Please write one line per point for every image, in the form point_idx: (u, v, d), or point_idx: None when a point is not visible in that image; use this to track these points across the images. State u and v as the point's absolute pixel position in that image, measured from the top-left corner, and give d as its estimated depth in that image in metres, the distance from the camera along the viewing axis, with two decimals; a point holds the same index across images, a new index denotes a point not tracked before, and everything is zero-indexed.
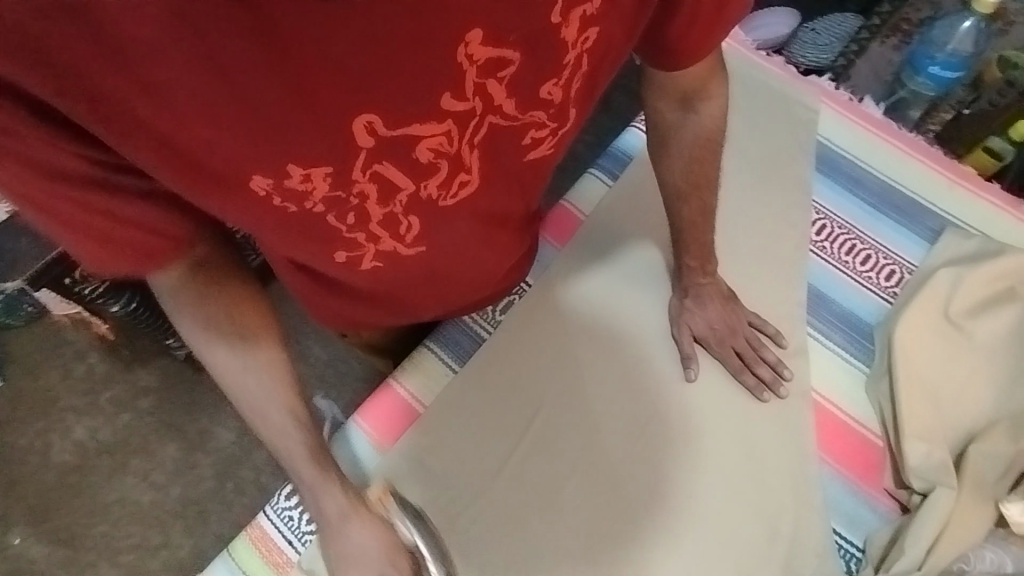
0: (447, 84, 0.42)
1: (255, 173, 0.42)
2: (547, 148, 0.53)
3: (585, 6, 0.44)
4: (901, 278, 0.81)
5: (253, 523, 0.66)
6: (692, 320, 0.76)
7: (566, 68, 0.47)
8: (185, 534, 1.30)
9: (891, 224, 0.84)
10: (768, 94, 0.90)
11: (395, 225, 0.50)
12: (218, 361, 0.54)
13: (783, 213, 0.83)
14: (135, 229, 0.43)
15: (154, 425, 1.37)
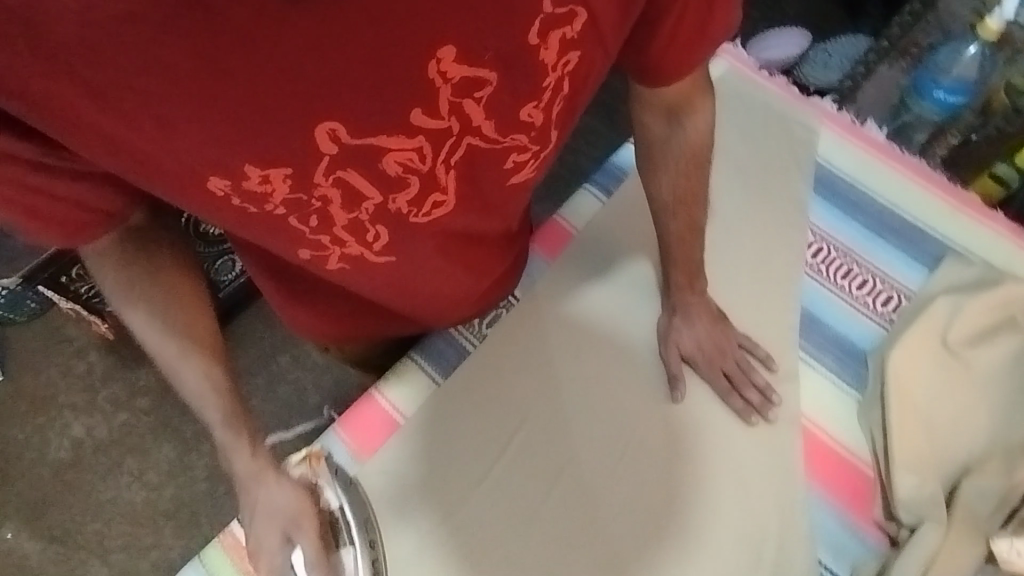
0: (420, 100, 0.45)
1: (212, 174, 0.46)
2: (529, 171, 0.55)
3: (565, 30, 0.47)
4: (898, 305, 0.79)
5: (225, 530, 0.67)
6: (680, 338, 0.75)
7: (545, 93, 0.49)
8: (177, 535, 1.30)
9: (889, 249, 0.82)
10: (766, 112, 0.90)
11: (361, 230, 0.53)
12: (143, 328, 0.59)
13: (780, 233, 0.82)
14: (65, 204, 0.48)
15: (150, 425, 1.37)
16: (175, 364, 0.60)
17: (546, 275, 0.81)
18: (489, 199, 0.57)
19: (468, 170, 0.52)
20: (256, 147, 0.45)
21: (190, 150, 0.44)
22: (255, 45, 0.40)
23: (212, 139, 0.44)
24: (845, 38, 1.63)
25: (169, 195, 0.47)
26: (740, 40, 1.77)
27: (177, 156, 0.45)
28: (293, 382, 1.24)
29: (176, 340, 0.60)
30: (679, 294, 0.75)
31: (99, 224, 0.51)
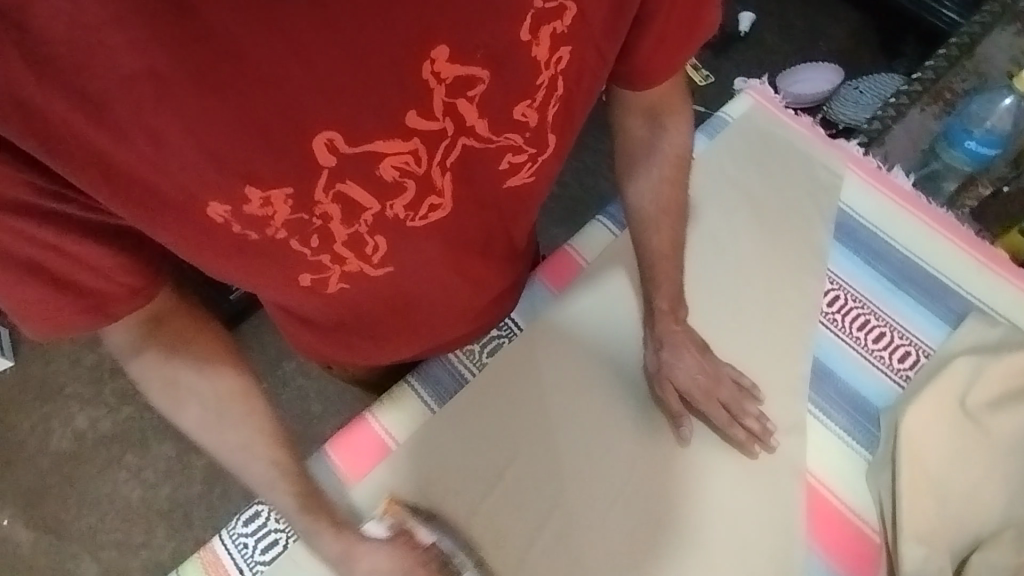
0: (414, 102, 0.44)
1: (211, 200, 0.44)
2: (526, 174, 0.56)
3: (554, 24, 0.47)
4: (916, 361, 0.76)
5: (206, 548, 0.70)
6: (673, 372, 0.74)
7: (538, 91, 0.50)
8: (169, 535, 1.30)
9: (909, 302, 0.79)
10: (784, 150, 0.88)
11: (361, 245, 0.52)
12: (191, 418, 0.59)
13: (795, 279, 0.80)
14: (91, 273, 0.47)
15: (152, 422, 1.38)
16: (234, 451, 0.60)
17: (551, 305, 0.80)
18: (488, 209, 0.57)
19: (464, 172, 0.51)
20: (253, 167, 0.43)
21: (180, 166, 0.42)
22: (241, 52, 0.38)
23: (201, 154, 0.41)
24: (877, 77, 1.61)
25: (164, 227, 0.44)
26: (766, 74, 1.76)
27: (169, 177, 0.42)
28: (296, 389, 1.24)
29: (218, 411, 0.59)
30: (663, 324, 0.74)
31: (117, 298, 0.49)
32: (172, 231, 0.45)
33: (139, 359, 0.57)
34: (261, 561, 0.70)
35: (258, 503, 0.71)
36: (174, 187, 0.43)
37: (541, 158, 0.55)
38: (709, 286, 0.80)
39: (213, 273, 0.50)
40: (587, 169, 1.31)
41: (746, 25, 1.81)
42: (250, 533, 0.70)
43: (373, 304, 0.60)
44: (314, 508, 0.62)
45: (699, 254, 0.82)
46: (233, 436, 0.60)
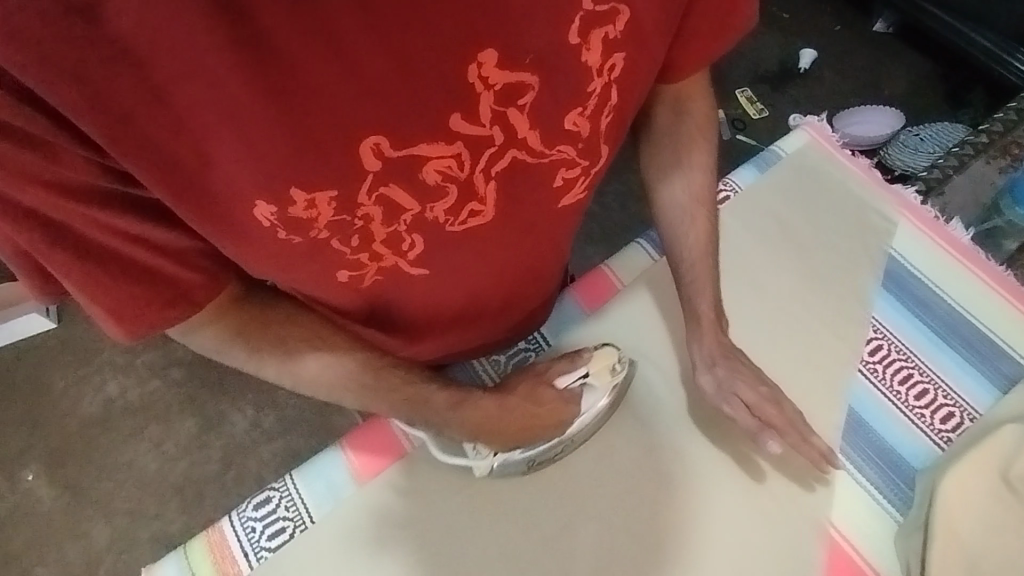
0: (460, 106, 0.43)
1: (259, 200, 0.43)
2: (580, 188, 0.56)
3: (607, 29, 0.47)
4: (958, 424, 0.73)
5: (214, 527, 0.70)
6: (740, 387, 0.69)
7: (590, 99, 0.50)
8: (180, 511, 1.32)
9: (957, 359, 0.76)
10: (841, 194, 0.85)
11: (398, 243, 0.51)
12: (313, 373, 0.57)
13: (836, 327, 0.77)
14: (168, 259, 0.45)
15: (178, 397, 1.41)
16: (363, 390, 0.59)
17: (581, 324, 0.79)
18: (530, 219, 0.56)
19: (509, 182, 0.51)
20: (301, 170, 0.43)
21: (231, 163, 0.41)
22: (285, 52, 0.37)
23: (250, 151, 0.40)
24: (939, 126, 1.56)
25: (210, 229, 0.44)
26: (824, 113, 1.72)
27: (219, 172, 0.41)
28: None
29: (333, 358, 0.58)
30: (700, 337, 0.70)
31: (195, 284, 0.48)
32: (217, 234, 0.45)
33: (235, 347, 0.54)
34: (267, 547, 0.70)
35: (270, 488, 0.72)
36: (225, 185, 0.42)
37: (593, 171, 0.56)
38: (744, 322, 0.78)
39: (255, 269, 0.50)
40: (629, 192, 1.30)
41: (807, 62, 1.78)
42: (260, 518, 0.71)
43: (405, 304, 0.60)
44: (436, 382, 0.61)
45: (737, 290, 0.80)
46: (359, 372, 0.59)
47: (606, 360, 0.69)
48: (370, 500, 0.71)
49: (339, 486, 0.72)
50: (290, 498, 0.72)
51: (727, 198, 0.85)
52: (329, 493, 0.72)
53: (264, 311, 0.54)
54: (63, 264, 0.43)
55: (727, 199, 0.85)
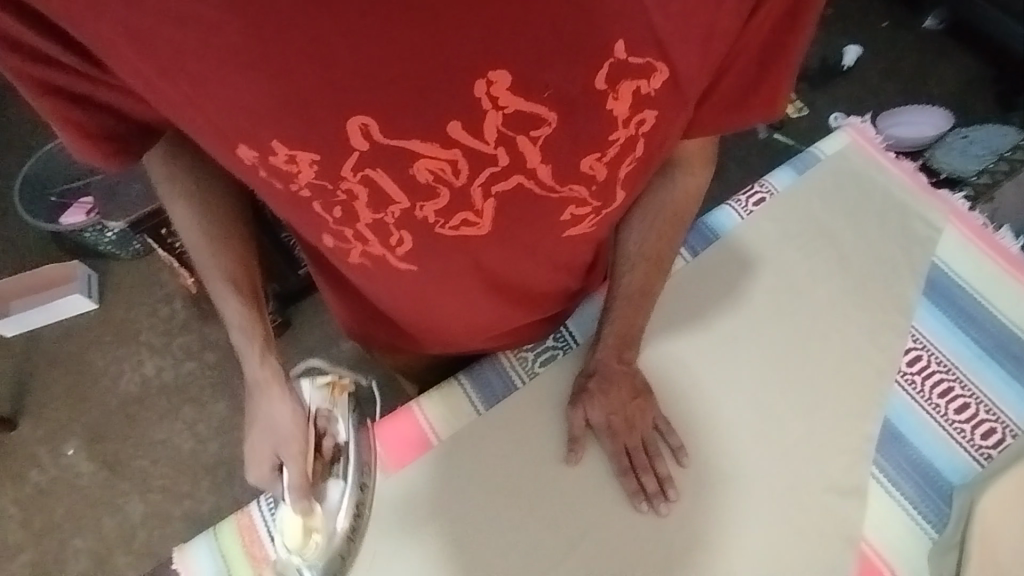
0: (464, 117, 0.45)
1: (243, 143, 0.47)
2: (587, 223, 0.59)
3: (639, 83, 0.47)
4: (1000, 440, 0.70)
5: (243, 511, 0.72)
6: (589, 405, 0.71)
7: (611, 146, 0.51)
8: (211, 491, 1.36)
9: (1001, 374, 0.73)
10: (883, 200, 0.83)
11: (385, 232, 0.54)
12: (176, 212, 0.62)
13: (864, 351, 0.75)
14: (107, 113, 0.52)
15: (212, 380, 1.45)
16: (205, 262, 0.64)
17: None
18: (536, 239, 0.58)
19: (509, 204, 0.52)
20: (286, 130, 0.45)
21: (223, 110, 0.45)
22: (290, 25, 0.40)
23: (248, 111, 0.44)
24: (989, 129, 1.51)
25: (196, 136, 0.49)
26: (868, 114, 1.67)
27: (222, 121, 0.46)
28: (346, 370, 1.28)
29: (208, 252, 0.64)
30: (604, 355, 0.71)
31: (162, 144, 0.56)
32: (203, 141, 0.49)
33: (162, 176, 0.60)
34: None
35: None
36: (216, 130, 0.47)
37: (604, 211, 0.58)
38: (763, 333, 0.76)
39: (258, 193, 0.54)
40: None
41: (851, 60, 1.73)
42: None
43: (397, 291, 0.63)
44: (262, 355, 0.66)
45: (771, 297, 0.78)
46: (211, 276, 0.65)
47: (310, 519, 0.66)
48: (393, 492, 0.72)
49: None
50: None
51: (763, 199, 0.84)
52: None
53: (203, 180, 0.61)
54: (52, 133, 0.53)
55: (763, 201, 0.84)
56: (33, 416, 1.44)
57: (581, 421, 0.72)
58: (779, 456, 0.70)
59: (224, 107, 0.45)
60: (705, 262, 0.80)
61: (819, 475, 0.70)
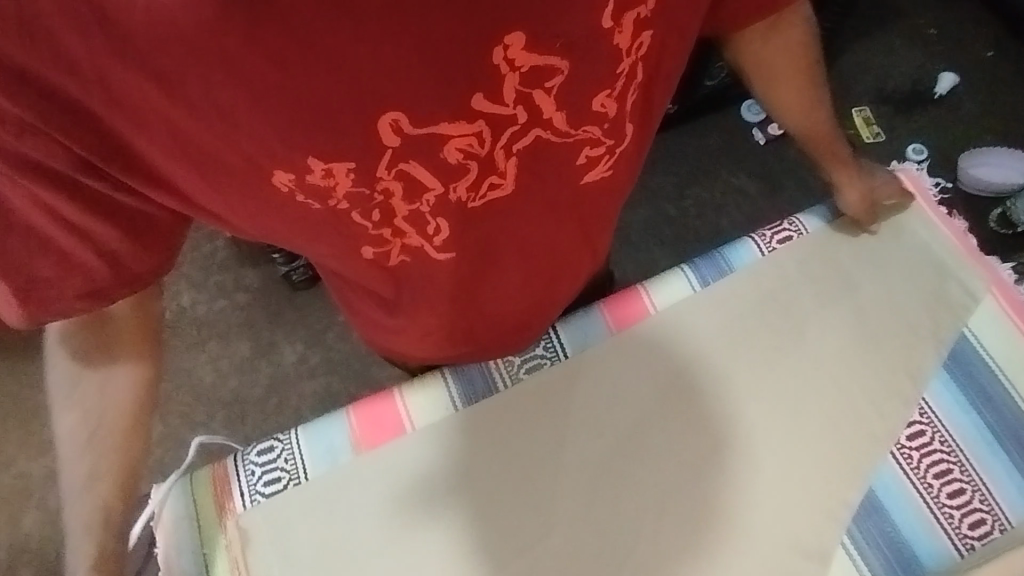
0: (486, 87, 0.51)
1: (278, 169, 0.53)
2: (603, 167, 0.64)
3: (639, 11, 0.54)
4: (987, 532, 0.73)
5: (220, 463, 0.74)
6: (863, 186, 0.79)
7: (617, 81, 0.58)
8: (223, 424, 1.51)
9: (1006, 465, 0.76)
10: (923, 264, 0.80)
11: (423, 223, 0.60)
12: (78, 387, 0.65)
13: (861, 406, 0.76)
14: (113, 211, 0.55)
15: (239, 320, 1.60)
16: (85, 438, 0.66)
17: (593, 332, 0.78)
18: (558, 204, 0.64)
19: (530, 160, 0.59)
20: (321, 139, 0.51)
21: (256, 137, 0.50)
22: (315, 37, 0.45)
23: (281, 129, 0.50)
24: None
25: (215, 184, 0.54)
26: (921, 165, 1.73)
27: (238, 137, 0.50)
28: None
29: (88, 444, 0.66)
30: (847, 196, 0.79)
31: (107, 286, 0.59)
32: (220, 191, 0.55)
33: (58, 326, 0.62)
34: (261, 491, 0.73)
35: (275, 438, 0.74)
36: (234, 146, 0.51)
37: (617, 150, 0.63)
38: (769, 380, 0.77)
39: (273, 223, 0.59)
40: None
41: (945, 87, 1.82)
42: (262, 464, 0.74)
43: (422, 293, 0.67)
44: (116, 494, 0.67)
45: (779, 342, 0.78)
46: (81, 422, 0.66)
47: None
48: (363, 467, 0.74)
49: (338, 451, 0.74)
50: (287, 450, 0.74)
51: (790, 238, 0.80)
52: (327, 458, 0.74)
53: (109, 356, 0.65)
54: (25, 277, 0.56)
55: (790, 239, 0.80)
56: None
57: (857, 188, 0.78)
58: (748, 506, 0.73)
59: (242, 109, 0.48)
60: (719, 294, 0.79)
61: (791, 536, 0.72)
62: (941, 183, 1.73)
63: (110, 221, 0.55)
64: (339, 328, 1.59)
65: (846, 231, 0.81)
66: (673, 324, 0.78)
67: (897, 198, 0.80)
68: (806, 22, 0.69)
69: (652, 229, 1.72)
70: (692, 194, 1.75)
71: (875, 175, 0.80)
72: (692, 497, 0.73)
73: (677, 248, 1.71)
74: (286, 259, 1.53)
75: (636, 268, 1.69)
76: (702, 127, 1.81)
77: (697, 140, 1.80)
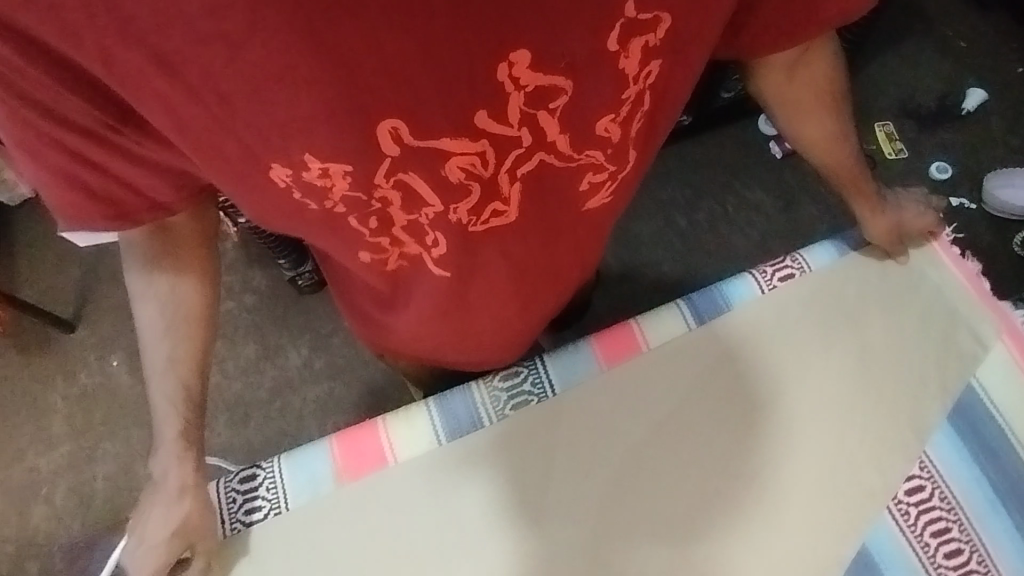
0: (492, 105, 0.57)
1: (275, 164, 0.58)
2: (602, 190, 0.71)
3: (646, 38, 0.60)
4: None
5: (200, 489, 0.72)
6: (886, 218, 0.81)
7: (622, 107, 0.64)
8: (227, 426, 1.52)
9: (1005, 524, 0.78)
10: (937, 321, 0.82)
11: (421, 234, 0.68)
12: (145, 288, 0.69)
13: (854, 444, 0.78)
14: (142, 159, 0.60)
15: (245, 321, 1.61)
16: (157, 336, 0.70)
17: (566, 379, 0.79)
18: (553, 221, 0.71)
19: (534, 179, 0.65)
20: (318, 146, 0.57)
21: (267, 136, 0.56)
22: (331, 45, 0.50)
23: (288, 132, 0.55)
24: None
25: (219, 170, 0.60)
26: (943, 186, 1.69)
27: (255, 133, 0.56)
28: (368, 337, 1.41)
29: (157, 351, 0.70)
30: (873, 229, 0.81)
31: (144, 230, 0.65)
32: (221, 179, 0.61)
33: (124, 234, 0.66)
34: (243, 519, 0.74)
35: (258, 466, 0.75)
36: (245, 144, 0.57)
37: (619, 176, 0.71)
38: (775, 428, 0.78)
39: (261, 210, 0.65)
40: None
41: (972, 103, 1.76)
42: (245, 492, 0.74)
43: (429, 298, 0.77)
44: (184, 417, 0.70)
45: (779, 387, 0.79)
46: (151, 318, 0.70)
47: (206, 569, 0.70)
48: (346, 500, 0.74)
49: (319, 482, 0.74)
50: (271, 480, 0.75)
51: (792, 276, 0.83)
52: (308, 488, 0.74)
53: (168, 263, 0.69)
54: (74, 204, 0.62)
55: (790, 277, 0.83)
56: (89, 323, 1.60)
57: (881, 223, 0.81)
58: (744, 557, 0.74)
59: (250, 102, 0.53)
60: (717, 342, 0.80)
61: None
62: (963, 204, 1.67)
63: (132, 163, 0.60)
64: (344, 334, 1.59)
65: (873, 259, 0.83)
66: (667, 354, 0.80)
67: (923, 221, 0.82)
68: (835, 59, 0.74)
69: (662, 242, 1.69)
70: (705, 207, 1.72)
71: (907, 212, 0.82)
72: (687, 544, 0.75)
73: (688, 262, 1.67)
74: (291, 266, 1.53)
75: (645, 283, 1.65)
76: (716, 138, 1.78)
77: (712, 151, 1.77)
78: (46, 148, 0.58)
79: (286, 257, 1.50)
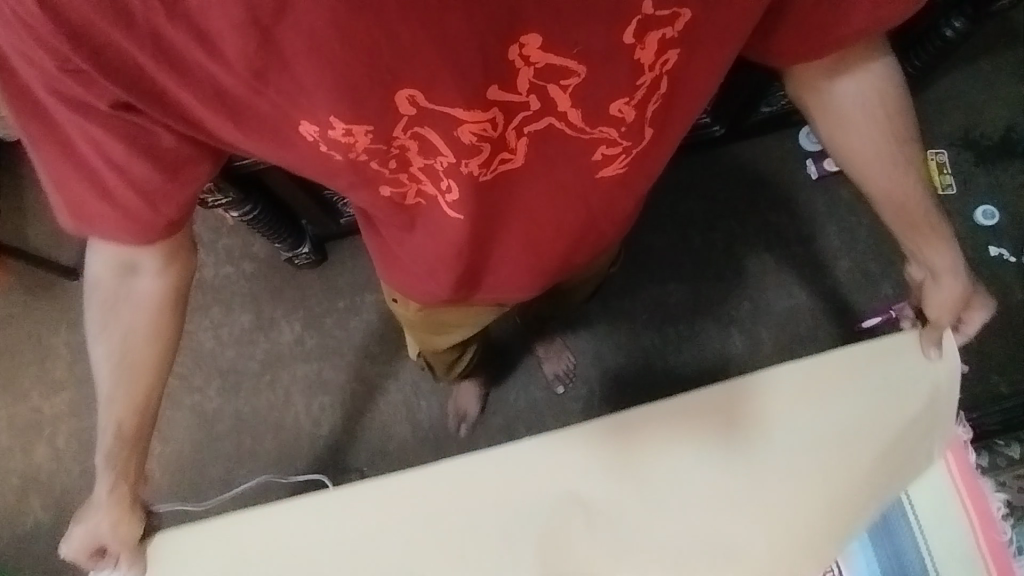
0: (503, 78, 0.57)
1: (304, 119, 0.59)
2: (617, 163, 0.71)
3: (664, 31, 0.58)
4: None
5: None
6: (929, 291, 0.80)
7: (638, 91, 0.62)
8: (218, 392, 1.57)
9: None
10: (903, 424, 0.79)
11: (436, 178, 0.67)
12: (116, 304, 0.71)
13: (797, 560, 0.78)
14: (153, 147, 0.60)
15: (243, 288, 1.62)
16: (118, 341, 0.71)
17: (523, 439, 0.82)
18: (568, 181, 0.71)
19: (543, 140, 0.65)
20: (340, 107, 0.57)
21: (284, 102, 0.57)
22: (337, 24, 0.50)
23: (307, 89, 0.56)
24: None
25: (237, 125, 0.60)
26: (986, 234, 1.57)
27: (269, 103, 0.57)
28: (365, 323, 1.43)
29: (108, 366, 0.71)
30: (934, 289, 0.79)
31: (147, 220, 0.65)
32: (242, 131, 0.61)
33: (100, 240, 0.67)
34: None
35: None
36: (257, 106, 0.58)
37: (634, 151, 0.70)
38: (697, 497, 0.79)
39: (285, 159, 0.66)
40: None
41: None
42: None
43: (437, 240, 0.78)
44: (125, 450, 0.72)
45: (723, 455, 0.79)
46: (109, 325, 0.71)
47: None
48: None
49: None
50: None
51: None
52: None
53: (156, 275, 0.70)
54: (81, 183, 0.62)
55: None
56: None
57: (957, 289, 0.79)
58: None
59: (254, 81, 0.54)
60: (695, 445, 0.80)
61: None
62: (1002, 255, 1.56)
63: (148, 157, 0.61)
64: (337, 315, 1.59)
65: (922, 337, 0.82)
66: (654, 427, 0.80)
67: (972, 300, 0.79)
68: (896, 76, 0.74)
69: (672, 260, 1.61)
70: (725, 225, 1.63)
71: (974, 294, 0.80)
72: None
73: (695, 283, 1.60)
74: (289, 248, 1.50)
75: (647, 302, 1.60)
76: (749, 146, 1.66)
77: (743, 161, 1.65)
78: (71, 130, 0.58)
79: (285, 244, 1.48)
